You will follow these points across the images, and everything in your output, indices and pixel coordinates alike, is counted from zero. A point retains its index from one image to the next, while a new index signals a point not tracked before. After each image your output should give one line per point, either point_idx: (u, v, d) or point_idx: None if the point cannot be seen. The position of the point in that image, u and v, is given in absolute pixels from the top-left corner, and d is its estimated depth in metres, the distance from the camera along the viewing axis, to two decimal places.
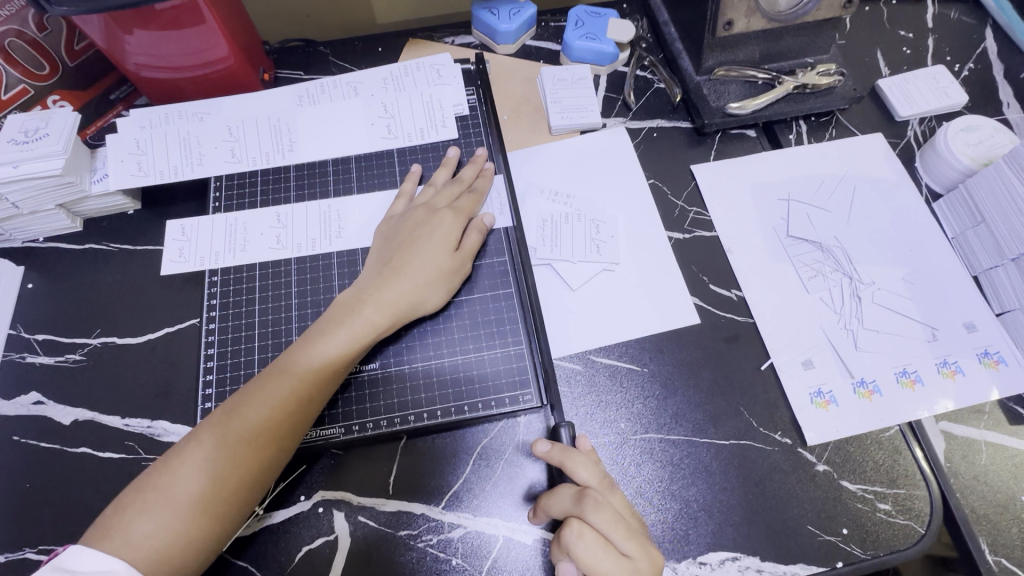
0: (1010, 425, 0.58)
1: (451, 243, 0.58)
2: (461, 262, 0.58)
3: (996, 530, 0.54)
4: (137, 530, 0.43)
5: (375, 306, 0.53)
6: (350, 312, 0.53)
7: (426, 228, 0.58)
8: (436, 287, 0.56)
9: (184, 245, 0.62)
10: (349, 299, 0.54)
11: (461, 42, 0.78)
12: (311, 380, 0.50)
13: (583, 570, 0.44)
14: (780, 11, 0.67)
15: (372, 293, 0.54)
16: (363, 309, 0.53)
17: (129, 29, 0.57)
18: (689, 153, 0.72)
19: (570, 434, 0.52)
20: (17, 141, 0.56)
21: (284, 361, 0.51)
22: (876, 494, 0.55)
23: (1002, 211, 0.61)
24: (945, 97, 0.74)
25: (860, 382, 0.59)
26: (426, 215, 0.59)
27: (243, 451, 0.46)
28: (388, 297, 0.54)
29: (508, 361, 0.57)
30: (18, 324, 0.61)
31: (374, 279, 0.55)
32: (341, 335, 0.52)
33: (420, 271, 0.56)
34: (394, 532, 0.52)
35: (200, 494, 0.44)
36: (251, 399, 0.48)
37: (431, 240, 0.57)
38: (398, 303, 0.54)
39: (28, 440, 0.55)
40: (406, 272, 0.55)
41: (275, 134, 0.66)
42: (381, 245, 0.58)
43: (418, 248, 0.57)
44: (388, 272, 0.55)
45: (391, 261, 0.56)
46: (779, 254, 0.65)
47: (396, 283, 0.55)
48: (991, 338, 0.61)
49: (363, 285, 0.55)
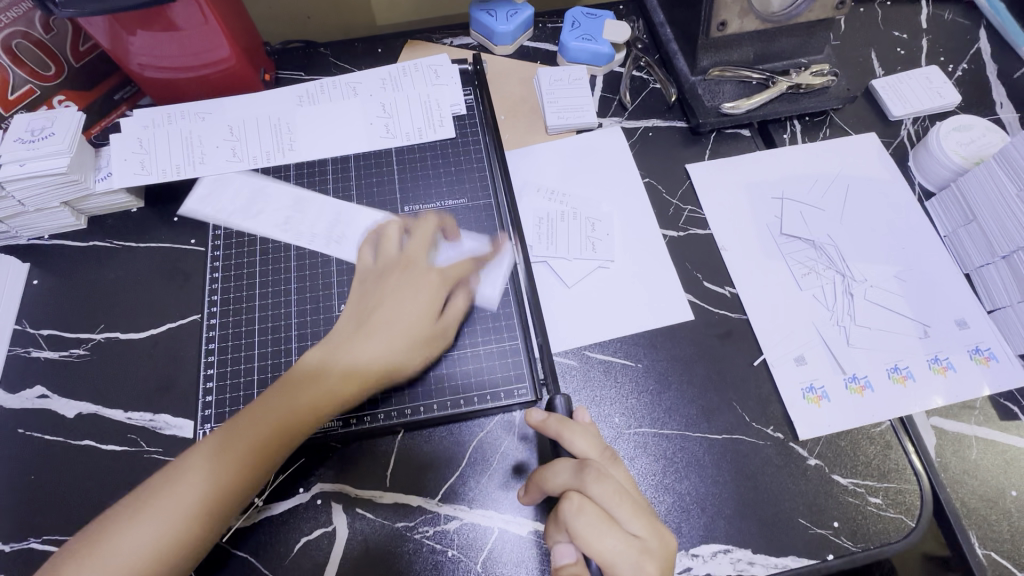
0: (1001, 421, 0.59)
1: (432, 312, 0.54)
2: (445, 327, 0.56)
3: (986, 524, 0.54)
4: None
5: (340, 374, 0.50)
6: (317, 377, 0.50)
7: (404, 292, 0.53)
8: (410, 352, 0.53)
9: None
10: (327, 358, 0.51)
11: (459, 43, 0.79)
12: (273, 442, 0.47)
13: (583, 543, 0.43)
14: (774, 12, 0.68)
15: (340, 355, 0.51)
16: (328, 374, 0.50)
17: (132, 30, 0.58)
18: (684, 152, 0.73)
19: (565, 404, 0.53)
20: (24, 140, 0.58)
21: (249, 414, 0.48)
22: (867, 488, 0.55)
23: (992, 208, 0.61)
24: (938, 97, 0.75)
25: (852, 378, 0.59)
26: (408, 274, 0.55)
27: (197, 515, 0.44)
28: (354, 363, 0.51)
29: (503, 356, 0.58)
30: (23, 320, 0.62)
31: (346, 337, 0.52)
32: (303, 399, 0.49)
33: (395, 338, 0.52)
34: (391, 523, 0.53)
35: (150, 555, 0.43)
36: (210, 457, 0.46)
37: (409, 305, 0.53)
38: (365, 371, 0.51)
39: (32, 433, 0.56)
40: (378, 336, 0.52)
41: (275, 132, 0.67)
42: (354, 301, 0.55)
43: (394, 309, 0.53)
44: (359, 335, 0.52)
45: (364, 321, 0.53)
46: (772, 251, 0.66)
47: (368, 347, 0.51)
48: (982, 335, 0.62)
49: (331, 342, 0.52)
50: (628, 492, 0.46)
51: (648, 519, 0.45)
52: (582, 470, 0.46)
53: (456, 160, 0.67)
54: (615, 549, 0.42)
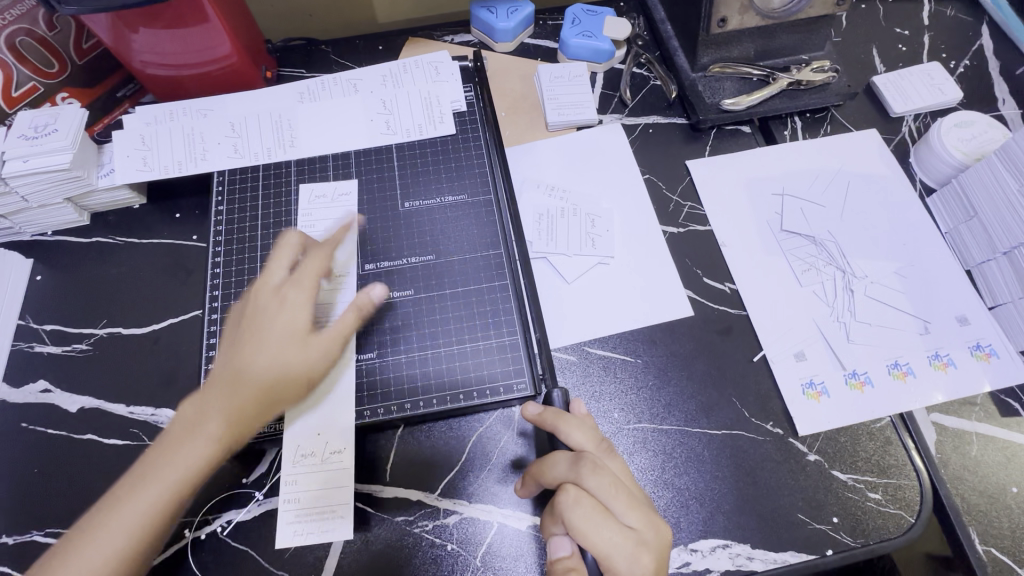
0: (1002, 417, 0.58)
1: (306, 326, 0.49)
2: (328, 344, 0.50)
3: (987, 520, 0.54)
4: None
5: (220, 421, 0.46)
6: (189, 431, 0.45)
7: (268, 315, 0.49)
8: (296, 378, 0.48)
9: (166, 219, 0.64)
10: (215, 383, 0.47)
11: (460, 41, 0.80)
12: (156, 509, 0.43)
13: (579, 534, 0.43)
14: (774, 8, 0.68)
15: (229, 375, 0.47)
16: (203, 425, 0.45)
17: (135, 27, 0.59)
18: (685, 148, 0.73)
19: (562, 397, 0.53)
20: (27, 137, 0.58)
21: (134, 475, 0.44)
22: (867, 484, 0.55)
23: (994, 205, 0.61)
24: (940, 93, 0.74)
25: (852, 373, 0.59)
26: (271, 290, 0.51)
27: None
28: (234, 406, 0.46)
29: (502, 351, 0.58)
30: (26, 315, 0.62)
31: (214, 385, 0.47)
32: (182, 455, 0.44)
33: (266, 372, 0.47)
34: (391, 518, 0.53)
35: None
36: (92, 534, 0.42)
37: (277, 326, 0.49)
38: (246, 413, 0.46)
39: (36, 426, 0.56)
40: (249, 374, 0.47)
41: (277, 129, 0.67)
42: (228, 335, 0.51)
43: (263, 339, 0.48)
44: (230, 373, 0.47)
45: (234, 356, 0.48)
46: (772, 247, 0.66)
47: (242, 390, 0.46)
48: (983, 331, 0.61)
49: (202, 393, 0.47)
50: (624, 484, 0.46)
51: (645, 511, 0.45)
52: (578, 463, 0.46)
53: (456, 156, 0.67)
54: (611, 541, 0.42)
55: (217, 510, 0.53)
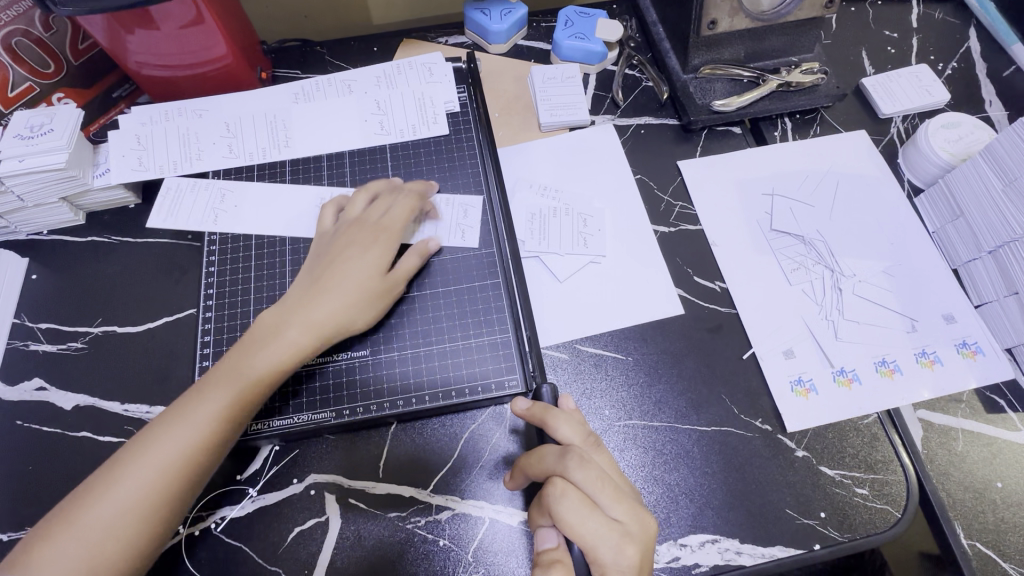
0: (987, 413, 0.59)
1: (383, 264, 0.57)
2: (395, 281, 0.58)
3: (972, 515, 0.55)
4: (53, 552, 0.44)
5: (298, 331, 0.53)
6: (272, 338, 0.53)
7: (356, 251, 0.57)
8: (369, 301, 0.56)
9: (170, 202, 0.65)
10: (272, 323, 0.54)
11: (454, 42, 0.80)
12: (238, 398, 0.50)
13: (565, 525, 0.44)
14: (764, 11, 0.69)
15: (299, 314, 0.54)
16: (285, 333, 0.53)
17: (130, 29, 0.59)
18: (676, 148, 0.73)
19: (552, 393, 0.53)
20: (22, 137, 0.58)
21: (218, 372, 0.51)
22: (854, 479, 0.56)
23: (979, 204, 0.62)
24: (928, 95, 0.75)
25: (840, 371, 0.60)
26: (360, 231, 0.58)
27: (171, 473, 0.47)
28: (311, 321, 0.53)
29: (494, 349, 0.58)
30: (21, 314, 0.63)
31: (296, 303, 0.54)
32: (266, 355, 0.52)
33: (345, 292, 0.55)
34: (384, 514, 0.54)
35: (112, 523, 0.45)
36: (179, 417, 0.48)
37: (361, 261, 0.56)
38: (324, 326, 0.54)
39: (30, 424, 0.57)
40: (334, 295, 0.55)
41: (271, 130, 0.68)
42: (311, 266, 0.57)
43: (343, 271, 0.56)
44: (314, 292, 0.55)
45: (319, 279, 0.56)
46: (762, 247, 0.67)
47: (321, 305, 0.54)
48: (969, 329, 0.62)
49: (286, 309, 0.55)
50: (611, 477, 0.46)
51: (630, 502, 0.45)
52: (565, 455, 0.46)
53: (450, 156, 0.68)
54: (596, 531, 0.43)
55: (211, 506, 0.53)
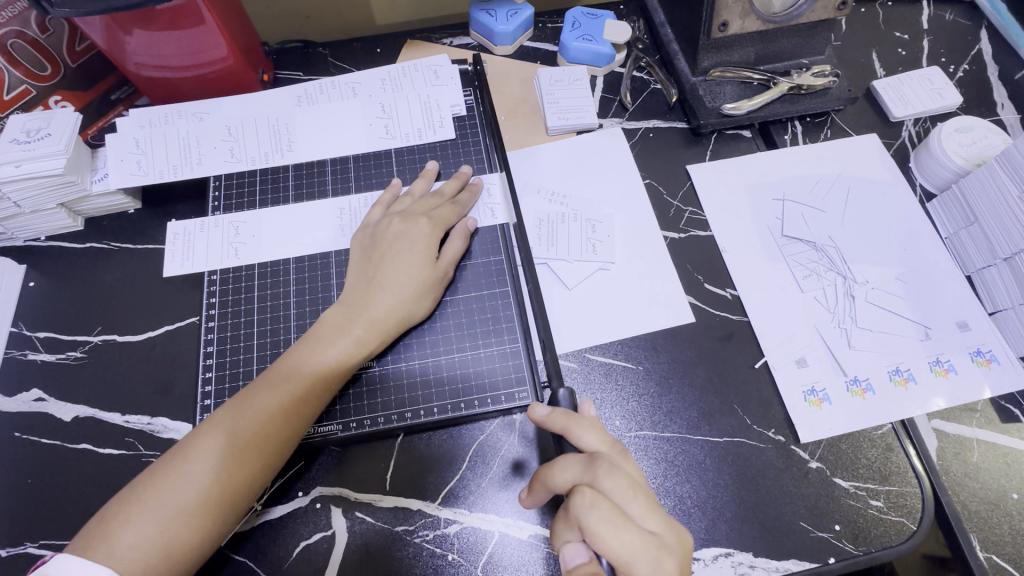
0: (1002, 423, 0.58)
1: (432, 252, 0.57)
2: (446, 267, 0.58)
3: (988, 527, 0.54)
4: (128, 533, 0.43)
5: (364, 324, 0.53)
6: (338, 331, 0.53)
7: (405, 241, 0.57)
8: (427, 292, 0.57)
9: (183, 248, 0.62)
10: (335, 317, 0.54)
11: (459, 43, 0.79)
12: (309, 388, 0.50)
13: (596, 538, 0.42)
14: (776, 12, 0.68)
15: (359, 311, 0.54)
16: (352, 326, 0.53)
17: (129, 29, 0.58)
18: (686, 152, 0.72)
19: (570, 398, 0.52)
20: (19, 141, 0.57)
21: (288, 364, 0.52)
22: (869, 491, 0.55)
23: (993, 211, 0.61)
24: (940, 98, 0.74)
25: (854, 380, 0.59)
26: (407, 222, 0.59)
27: (246, 458, 0.47)
28: (375, 313, 0.54)
29: (504, 359, 0.57)
30: (19, 322, 0.61)
31: (358, 296, 0.55)
32: (334, 347, 0.52)
33: (402, 283, 0.55)
34: (392, 528, 0.53)
35: (188, 505, 0.45)
36: (253, 406, 0.49)
37: (411, 251, 0.57)
38: (386, 317, 0.54)
39: (29, 436, 0.56)
40: (390, 287, 0.55)
41: (274, 134, 0.67)
42: (360, 259, 0.58)
43: (398, 262, 0.56)
44: (373, 286, 0.55)
45: (374, 272, 0.56)
46: (774, 253, 0.66)
47: (381, 297, 0.54)
48: (984, 337, 0.61)
49: (348, 303, 0.55)
50: (641, 487, 0.46)
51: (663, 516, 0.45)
52: (594, 464, 0.46)
53: (457, 161, 0.67)
54: (632, 544, 0.42)
55: None
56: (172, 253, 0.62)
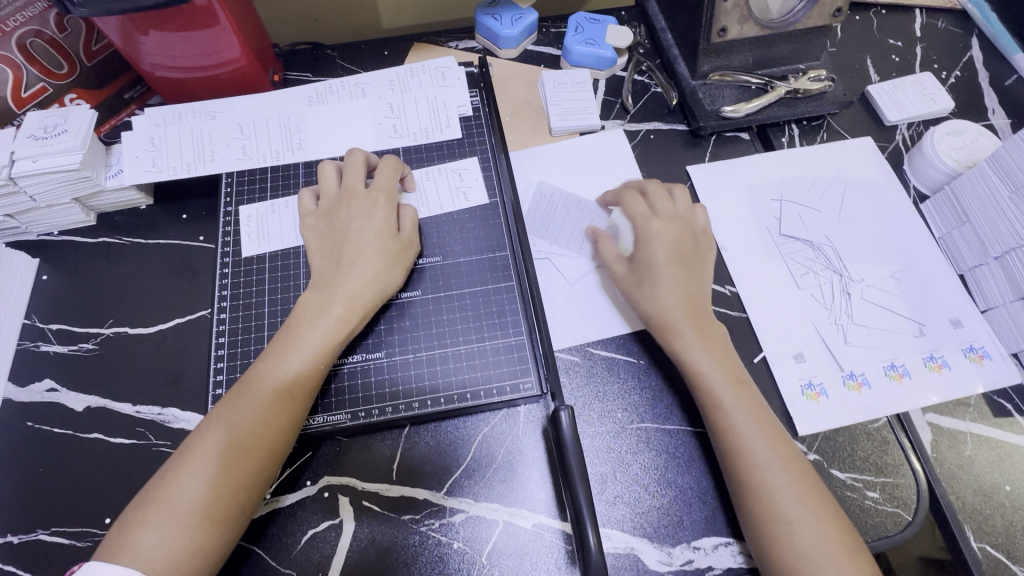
0: (995, 417, 0.60)
1: (392, 223, 0.59)
2: (410, 238, 0.60)
3: (982, 518, 0.55)
4: (148, 535, 0.44)
5: (343, 302, 0.54)
6: (317, 312, 0.54)
7: (362, 218, 0.58)
8: (396, 267, 0.58)
9: (282, 230, 0.64)
10: (313, 301, 0.55)
11: (465, 47, 0.81)
12: (301, 375, 0.52)
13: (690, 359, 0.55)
14: (772, 18, 0.70)
15: (334, 291, 0.55)
16: (331, 306, 0.54)
17: (145, 30, 0.59)
18: (685, 154, 0.74)
19: (570, 418, 0.52)
20: (36, 137, 0.58)
21: (270, 355, 0.53)
22: (865, 482, 0.56)
23: (985, 212, 0.63)
24: (932, 103, 0.76)
25: (850, 375, 0.61)
26: (355, 201, 0.59)
27: (251, 449, 0.48)
28: (351, 290, 0.55)
29: (509, 351, 0.59)
30: (32, 315, 0.62)
31: (330, 277, 0.56)
32: (314, 327, 0.53)
33: (375, 257, 0.57)
34: (398, 516, 0.54)
35: (202, 500, 0.46)
36: (247, 398, 0.50)
37: (370, 224, 0.58)
38: (363, 290, 0.55)
39: (42, 425, 0.57)
40: (362, 262, 0.56)
41: (284, 133, 0.68)
42: (320, 245, 0.58)
43: (362, 237, 0.57)
44: (341, 266, 0.56)
45: (340, 254, 0.57)
46: (770, 250, 0.67)
47: (353, 274, 0.56)
48: (976, 334, 0.63)
49: (321, 284, 0.56)
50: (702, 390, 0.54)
51: (813, 544, 0.47)
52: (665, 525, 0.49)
53: (462, 158, 0.69)
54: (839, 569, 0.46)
55: None
56: (267, 233, 0.64)
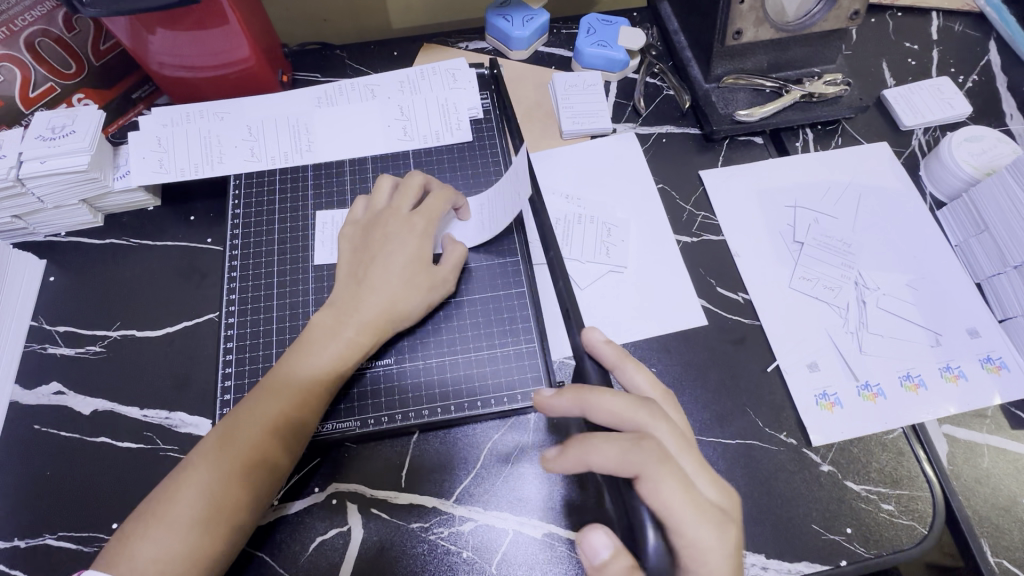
0: (1013, 429, 0.59)
1: (426, 256, 0.57)
2: (443, 273, 0.58)
3: (998, 532, 0.54)
4: (146, 547, 0.44)
5: (356, 326, 0.54)
6: (330, 334, 0.53)
7: (397, 242, 0.56)
8: (417, 294, 0.56)
9: (291, 234, 0.64)
10: (327, 321, 0.54)
11: (475, 48, 0.80)
12: (308, 392, 0.51)
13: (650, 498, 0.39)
14: (789, 21, 0.69)
15: (349, 314, 0.54)
16: (344, 329, 0.53)
17: (153, 29, 0.59)
18: (697, 158, 0.73)
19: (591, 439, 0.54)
20: (44, 137, 0.58)
21: (280, 373, 0.52)
22: (880, 494, 0.55)
23: (1005, 219, 0.62)
24: (949, 107, 0.75)
25: (865, 385, 0.60)
26: (396, 224, 0.57)
27: (254, 462, 0.48)
28: (366, 315, 0.54)
29: (520, 359, 0.58)
30: (39, 316, 0.62)
31: (348, 300, 0.55)
32: (326, 350, 0.52)
33: (396, 285, 0.55)
34: (406, 525, 0.53)
35: (202, 512, 0.45)
36: (253, 412, 0.49)
37: (403, 252, 0.56)
38: (378, 319, 0.54)
39: (48, 428, 0.56)
40: (382, 288, 0.55)
41: (293, 135, 0.68)
42: (350, 260, 0.57)
43: (390, 265, 0.56)
44: (361, 289, 0.55)
45: (362, 276, 0.56)
46: (784, 256, 0.67)
47: (372, 299, 0.54)
48: (993, 344, 0.62)
49: (338, 305, 0.55)
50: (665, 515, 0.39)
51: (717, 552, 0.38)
52: (607, 549, 0.40)
53: (473, 161, 0.68)
54: (683, 517, 0.38)
55: None
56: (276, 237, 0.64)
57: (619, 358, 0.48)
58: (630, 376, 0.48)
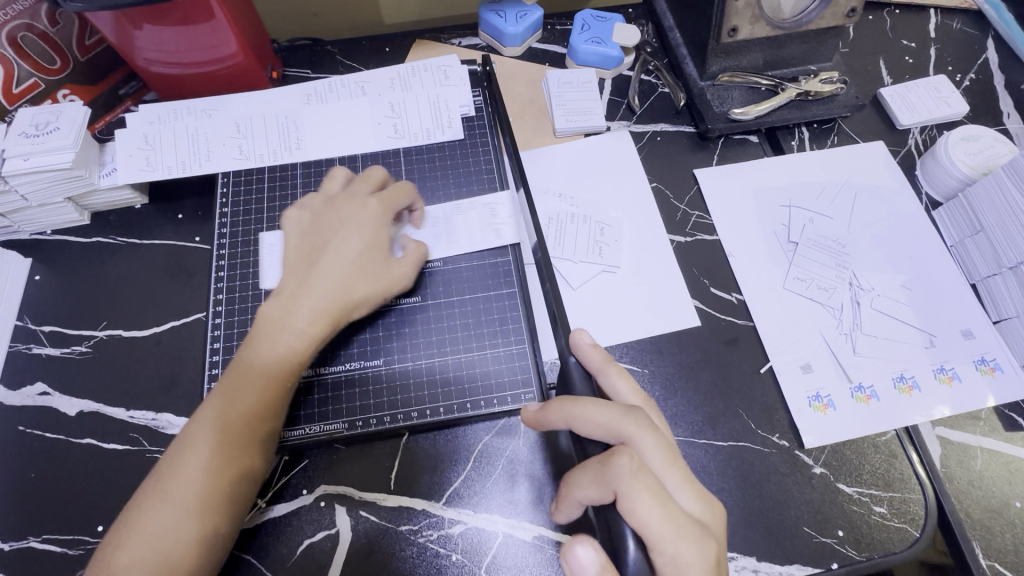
0: (1006, 431, 0.59)
1: (382, 240, 0.55)
2: (401, 259, 0.57)
3: (990, 534, 0.54)
4: (126, 560, 0.43)
5: (308, 310, 0.51)
6: (282, 319, 0.51)
7: (350, 226, 0.55)
8: (372, 280, 0.54)
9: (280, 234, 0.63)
10: (277, 306, 0.52)
11: (468, 44, 0.79)
12: (267, 386, 0.49)
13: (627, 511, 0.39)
14: (784, 18, 0.68)
15: (300, 299, 0.52)
16: (294, 314, 0.51)
17: (139, 24, 0.58)
18: (692, 157, 0.72)
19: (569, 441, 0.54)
20: (27, 134, 0.57)
21: (238, 368, 0.50)
22: (872, 497, 0.55)
23: (1001, 220, 0.61)
24: (946, 106, 0.75)
25: (858, 387, 0.59)
26: (348, 208, 0.56)
27: (224, 466, 0.46)
28: (320, 299, 0.52)
29: (510, 361, 0.58)
30: (25, 316, 0.61)
31: (298, 283, 0.53)
32: (279, 338, 0.50)
33: (349, 266, 0.53)
34: (395, 527, 0.53)
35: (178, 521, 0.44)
36: (221, 415, 0.48)
37: (357, 235, 0.54)
38: (333, 304, 0.52)
39: (33, 430, 0.56)
40: (334, 270, 0.53)
41: (282, 132, 0.67)
42: (298, 246, 0.55)
43: (342, 246, 0.54)
44: (311, 272, 0.53)
45: (312, 258, 0.54)
46: (778, 257, 0.66)
47: (323, 282, 0.52)
48: (988, 346, 0.62)
49: (287, 290, 0.53)
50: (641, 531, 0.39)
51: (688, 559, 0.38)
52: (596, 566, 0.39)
53: (465, 160, 0.67)
54: (662, 534, 0.39)
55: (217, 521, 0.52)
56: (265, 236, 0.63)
57: (604, 363, 0.48)
58: (612, 383, 0.48)
